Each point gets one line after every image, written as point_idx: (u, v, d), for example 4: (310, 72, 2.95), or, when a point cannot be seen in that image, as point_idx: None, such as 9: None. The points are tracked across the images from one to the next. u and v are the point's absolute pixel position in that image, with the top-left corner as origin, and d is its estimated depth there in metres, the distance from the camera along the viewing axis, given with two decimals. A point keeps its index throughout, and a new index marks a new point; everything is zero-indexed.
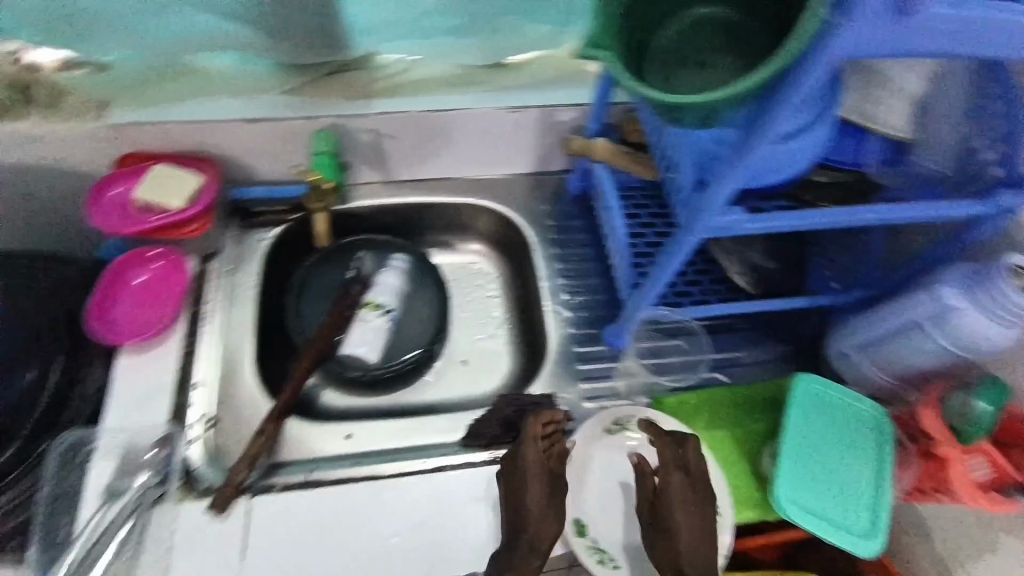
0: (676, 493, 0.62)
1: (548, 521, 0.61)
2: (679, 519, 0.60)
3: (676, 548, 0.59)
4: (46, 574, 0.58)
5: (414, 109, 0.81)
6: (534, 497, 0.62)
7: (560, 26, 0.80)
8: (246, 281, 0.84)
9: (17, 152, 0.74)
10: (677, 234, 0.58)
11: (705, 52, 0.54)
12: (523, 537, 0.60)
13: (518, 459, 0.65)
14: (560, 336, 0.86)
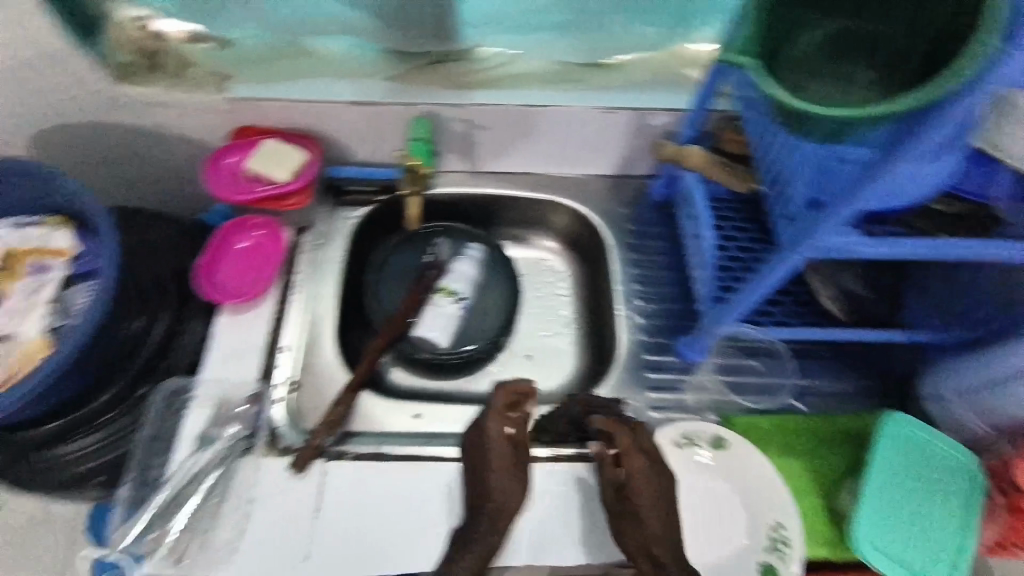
0: (642, 480, 0.62)
1: (510, 491, 0.62)
2: (647, 506, 0.61)
3: (644, 531, 0.60)
4: (138, 510, 0.65)
5: (511, 103, 0.81)
6: (495, 467, 0.63)
7: (665, 28, 0.80)
8: (332, 256, 0.88)
9: (146, 117, 0.81)
10: (779, 252, 0.56)
11: (842, 64, 0.54)
12: (484, 510, 0.61)
13: (478, 433, 0.66)
14: (630, 342, 0.85)
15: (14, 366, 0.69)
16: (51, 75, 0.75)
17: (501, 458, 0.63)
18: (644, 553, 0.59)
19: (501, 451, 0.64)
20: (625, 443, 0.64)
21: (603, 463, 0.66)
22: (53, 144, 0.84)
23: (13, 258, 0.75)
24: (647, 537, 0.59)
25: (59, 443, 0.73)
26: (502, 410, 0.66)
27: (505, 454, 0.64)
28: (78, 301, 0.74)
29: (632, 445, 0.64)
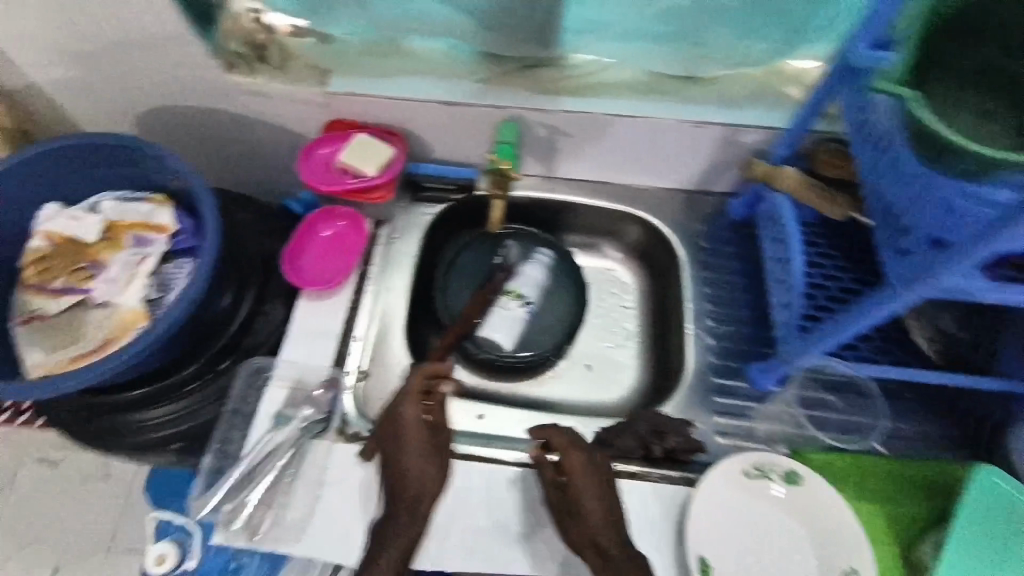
0: (580, 474, 0.64)
1: (430, 481, 0.64)
2: (587, 499, 0.63)
3: (590, 525, 0.62)
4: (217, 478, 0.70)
5: (599, 111, 0.80)
6: (409, 455, 0.64)
7: (777, 46, 0.75)
8: (406, 250, 0.89)
9: (247, 105, 0.85)
10: (892, 289, 0.54)
11: (985, 104, 0.52)
12: (405, 503, 0.62)
13: (393, 421, 0.67)
14: (700, 362, 0.83)
15: (113, 333, 0.73)
16: (165, 60, 0.79)
17: (421, 444, 0.65)
18: (591, 544, 0.61)
19: (421, 438, 0.66)
20: (560, 440, 0.66)
21: (544, 466, 0.67)
22: (164, 123, 0.90)
23: (115, 228, 0.79)
24: (592, 530, 0.61)
25: (140, 410, 0.78)
26: (415, 394, 0.68)
27: (419, 435, 0.66)
28: (176, 277, 0.79)
29: (568, 443, 0.66)
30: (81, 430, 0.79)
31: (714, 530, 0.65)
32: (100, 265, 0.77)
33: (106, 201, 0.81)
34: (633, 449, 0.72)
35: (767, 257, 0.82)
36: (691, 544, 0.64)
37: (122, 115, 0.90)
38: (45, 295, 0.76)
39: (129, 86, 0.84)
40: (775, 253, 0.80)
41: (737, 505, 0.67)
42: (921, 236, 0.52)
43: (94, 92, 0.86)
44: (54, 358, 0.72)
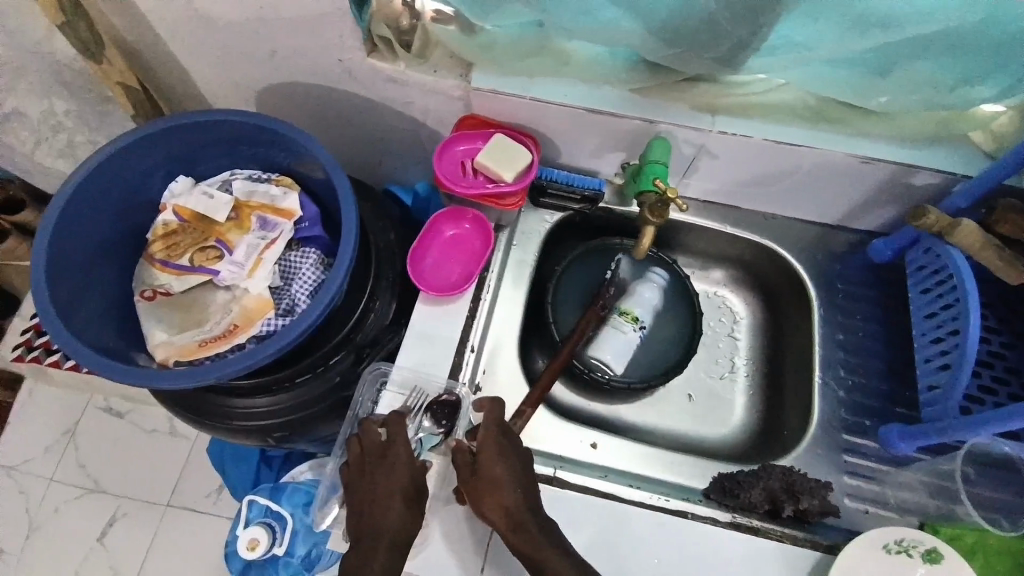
0: (489, 445, 0.65)
1: (401, 519, 0.63)
2: (498, 470, 0.63)
3: (503, 494, 0.62)
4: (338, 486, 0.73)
5: (757, 136, 0.75)
6: (395, 497, 0.64)
7: (986, 89, 0.67)
8: (523, 257, 0.86)
9: (380, 90, 0.82)
10: None
11: None
12: (382, 543, 0.61)
13: (362, 457, 0.68)
14: (826, 414, 0.78)
15: (242, 321, 0.72)
16: (307, 38, 0.76)
17: (408, 485, 0.65)
18: (505, 515, 0.61)
19: (405, 474, 0.66)
20: (486, 406, 0.67)
21: (456, 450, 0.66)
22: (287, 97, 0.88)
23: (243, 209, 0.78)
24: (505, 498, 0.62)
25: (247, 396, 0.76)
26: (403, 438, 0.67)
27: (406, 477, 0.65)
28: (300, 266, 0.76)
29: (494, 415, 0.67)
30: (188, 411, 0.78)
31: None
32: (228, 246, 0.76)
33: (235, 181, 0.79)
34: (758, 502, 0.68)
35: (919, 314, 0.76)
36: None
37: (245, 86, 0.88)
38: (170, 270, 0.75)
39: (261, 59, 0.82)
40: (929, 308, 0.75)
41: None
42: None
43: (223, 60, 0.83)
44: (179, 341, 0.71)
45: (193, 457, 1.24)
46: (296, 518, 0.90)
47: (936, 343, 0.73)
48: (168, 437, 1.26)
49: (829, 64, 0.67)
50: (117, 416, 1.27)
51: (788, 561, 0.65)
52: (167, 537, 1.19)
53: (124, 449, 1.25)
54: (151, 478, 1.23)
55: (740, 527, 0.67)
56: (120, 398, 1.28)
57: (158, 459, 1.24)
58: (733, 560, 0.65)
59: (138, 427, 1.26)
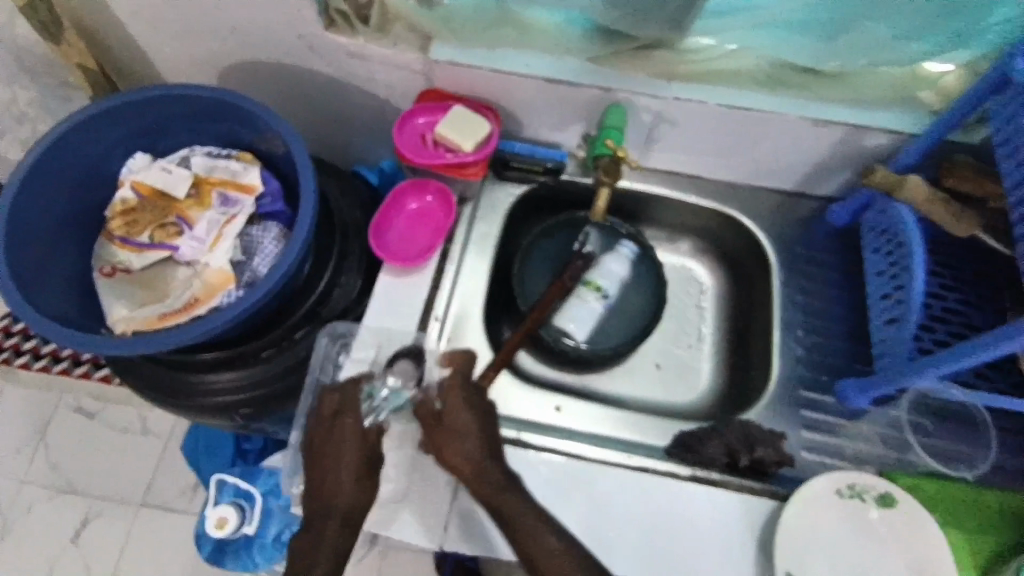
0: (452, 398, 0.68)
1: (354, 492, 0.64)
2: (463, 422, 0.67)
3: (466, 444, 0.65)
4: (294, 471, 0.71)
5: (711, 101, 0.76)
6: (345, 470, 0.65)
7: (930, 48, 0.69)
8: (486, 230, 0.87)
9: (341, 66, 0.81)
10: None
11: None
12: (335, 518, 0.63)
13: (330, 428, 0.67)
14: (787, 374, 0.80)
15: (203, 295, 0.72)
16: (266, 14, 0.76)
17: (358, 458, 0.65)
18: (470, 463, 0.65)
19: (355, 445, 0.66)
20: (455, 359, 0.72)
21: (421, 406, 0.69)
22: (248, 76, 0.88)
23: (204, 186, 0.78)
24: (468, 447, 0.65)
25: (211, 372, 0.76)
26: (359, 406, 0.68)
27: (357, 448, 0.66)
28: (261, 240, 0.76)
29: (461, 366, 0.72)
30: (153, 391, 0.78)
31: (801, 547, 0.63)
32: (188, 222, 0.75)
33: (195, 157, 0.79)
34: (718, 455, 0.71)
35: (872, 271, 0.78)
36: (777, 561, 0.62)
37: (208, 67, 0.88)
38: (130, 248, 0.75)
39: (221, 37, 0.81)
40: (880, 267, 0.77)
41: (831, 526, 0.64)
42: None
43: (183, 39, 0.83)
44: (139, 314, 0.71)
45: (169, 453, 1.23)
46: (267, 498, 0.89)
47: (886, 298, 0.75)
48: (143, 433, 1.24)
49: (777, 27, 0.70)
50: (89, 416, 1.25)
51: (748, 511, 0.67)
52: (146, 532, 1.18)
53: (99, 446, 1.23)
54: (126, 475, 1.21)
55: (699, 480, 0.69)
56: (93, 398, 1.26)
57: (134, 455, 1.23)
58: (695, 514, 0.67)
59: (111, 425, 1.25)
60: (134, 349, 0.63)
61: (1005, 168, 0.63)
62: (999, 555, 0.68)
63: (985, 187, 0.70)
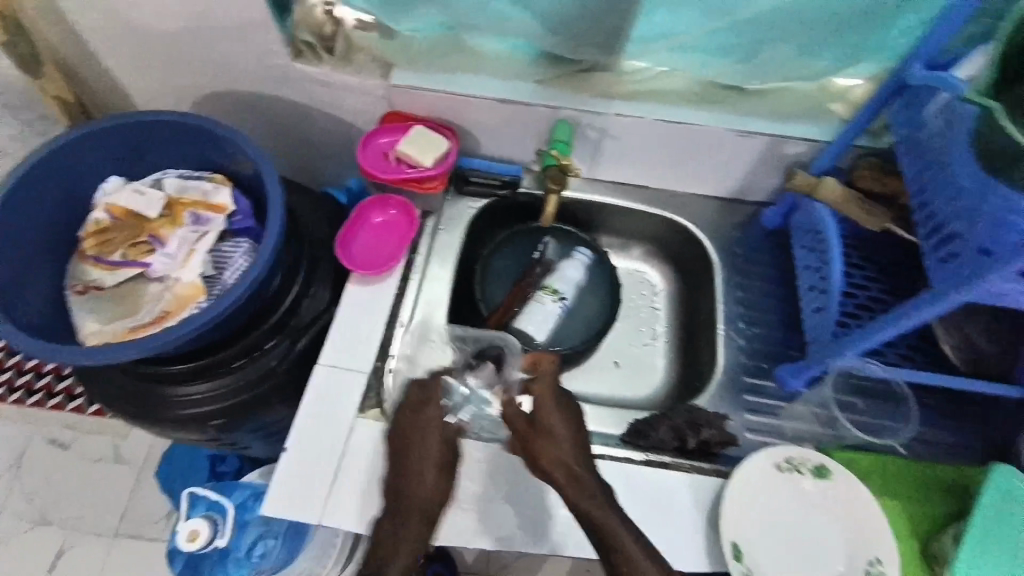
0: (543, 403, 0.70)
1: (433, 484, 0.68)
2: (554, 425, 0.69)
3: (556, 448, 0.67)
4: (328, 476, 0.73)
5: (651, 117, 0.84)
6: (429, 464, 0.69)
7: (831, 64, 0.77)
8: (449, 241, 0.93)
9: (308, 92, 0.87)
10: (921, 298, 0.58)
11: None
12: (415, 510, 0.66)
13: (415, 420, 0.72)
14: (731, 363, 0.87)
15: (173, 307, 0.75)
16: (236, 46, 0.81)
17: (440, 454, 0.70)
18: (562, 469, 0.66)
19: (437, 436, 0.71)
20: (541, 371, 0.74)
21: (511, 413, 0.71)
22: (221, 103, 0.93)
23: (177, 206, 0.81)
24: (561, 453, 0.66)
25: (184, 383, 0.78)
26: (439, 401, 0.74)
27: (437, 443, 0.70)
28: (231, 255, 0.80)
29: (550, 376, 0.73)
30: (128, 405, 0.80)
31: (746, 520, 0.69)
32: (160, 239, 0.78)
33: (167, 179, 0.83)
34: (668, 438, 0.76)
35: (800, 266, 0.86)
36: (724, 531, 0.67)
37: (181, 97, 0.92)
38: (103, 266, 0.78)
39: (193, 68, 0.86)
40: (807, 262, 0.85)
41: (772, 498, 0.70)
42: (972, 246, 0.54)
43: (157, 72, 0.88)
44: (110, 328, 0.74)
45: (145, 480, 1.22)
46: (241, 509, 0.91)
47: (813, 290, 0.82)
48: (118, 463, 1.23)
49: (698, 49, 0.78)
50: (64, 446, 1.24)
51: (698, 489, 0.72)
52: (121, 562, 1.16)
53: (73, 477, 1.21)
54: (100, 504, 1.20)
55: (653, 464, 0.74)
56: (67, 428, 1.25)
57: (109, 484, 1.21)
58: (651, 495, 0.72)
59: (84, 455, 1.23)
60: (96, 359, 0.66)
61: (907, 168, 0.65)
62: (939, 522, 0.73)
63: (894, 185, 0.79)
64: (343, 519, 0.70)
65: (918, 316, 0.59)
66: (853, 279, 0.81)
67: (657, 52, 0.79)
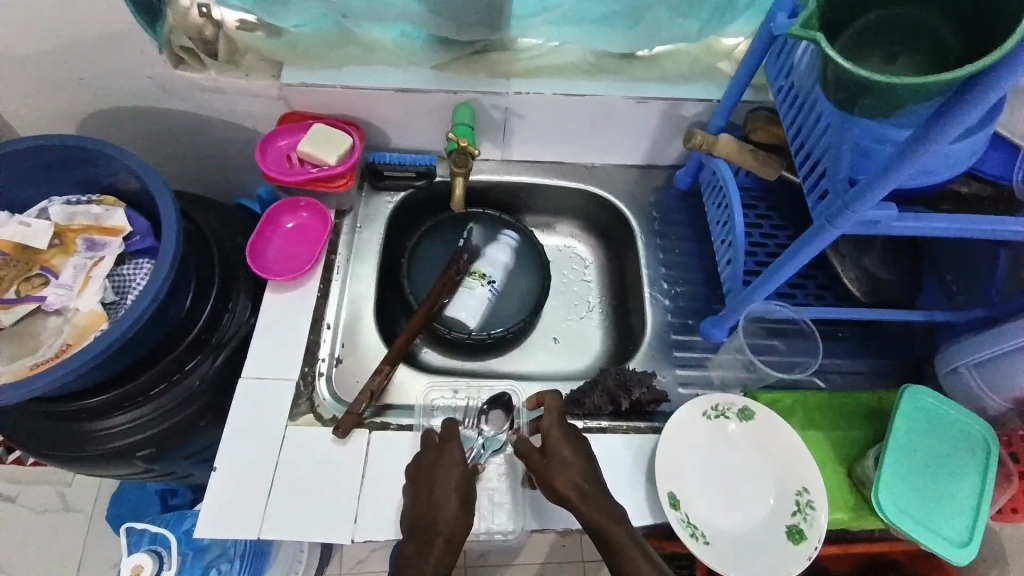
0: (555, 431, 0.69)
1: (456, 514, 0.64)
2: (566, 451, 0.68)
3: (572, 470, 0.66)
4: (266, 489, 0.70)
5: (550, 92, 0.85)
6: (450, 494, 0.65)
7: (707, 24, 0.79)
8: (371, 239, 0.92)
9: (199, 101, 0.84)
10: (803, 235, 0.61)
11: (895, 47, 0.54)
12: (439, 538, 0.63)
13: (439, 453, 0.69)
14: (659, 323, 0.90)
15: (75, 339, 0.71)
16: (113, 61, 0.78)
17: (461, 482, 0.66)
18: (576, 489, 0.65)
19: (457, 472, 0.67)
20: (549, 402, 0.71)
21: (520, 441, 0.69)
22: (111, 121, 0.89)
23: (67, 234, 0.78)
24: (576, 476, 0.66)
25: (103, 417, 0.75)
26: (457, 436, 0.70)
27: (459, 475, 0.67)
28: (133, 276, 0.77)
29: (558, 405, 0.71)
30: (45, 446, 0.76)
31: (677, 468, 0.72)
32: (54, 271, 0.75)
33: (53, 206, 0.79)
34: (603, 404, 0.78)
35: (712, 223, 0.91)
36: (660, 483, 0.71)
37: (68, 120, 0.88)
38: None
39: (73, 89, 0.82)
40: (718, 218, 0.89)
41: (701, 444, 0.74)
42: (839, 178, 0.57)
43: (33, 96, 0.83)
44: (12, 367, 0.70)
45: (96, 525, 1.16)
46: (182, 541, 0.90)
47: (724, 243, 0.86)
48: (64, 511, 1.17)
49: (582, 21, 0.78)
50: (6, 501, 1.17)
51: (633, 446, 0.75)
52: None
53: (18, 532, 1.15)
54: (52, 557, 1.14)
55: (590, 430, 0.77)
56: (7, 481, 1.19)
57: (57, 535, 1.15)
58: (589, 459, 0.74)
59: (28, 509, 1.17)
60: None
61: (786, 116, 0.68)
62: (861, 447, 0.77)
63: (783, 135, 0.82)
64: (281, 529, 0.69)
65: (807, 253, 0.62)
66: (753, 238, 0.89)
67: (536, 30, 0.80)
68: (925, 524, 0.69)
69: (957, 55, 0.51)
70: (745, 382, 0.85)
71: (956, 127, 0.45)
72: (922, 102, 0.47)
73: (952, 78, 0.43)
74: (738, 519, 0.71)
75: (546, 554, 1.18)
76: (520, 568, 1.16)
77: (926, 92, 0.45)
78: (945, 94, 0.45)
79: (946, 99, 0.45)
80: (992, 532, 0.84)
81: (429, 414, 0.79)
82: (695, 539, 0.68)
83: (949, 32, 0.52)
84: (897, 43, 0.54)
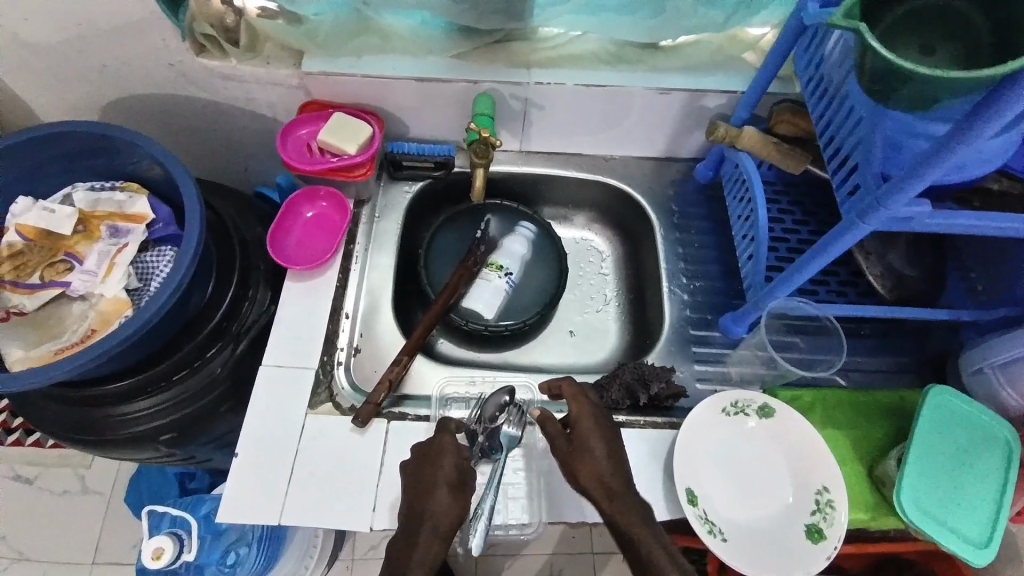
0: (586, 420, 0.69)
1: (448, 505, 0.64)
2: (593, 442, 0.67)
3: (599, 465, 0.66)
4: (284, 476, 0.71)
5: (570, 82, 0.84)
6: (441, 483, 0.65)
7: (733, 13, 0.78)
8: (389, 228, 0.92)
9: (219, 89, 0.84)
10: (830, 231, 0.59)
11: (933, 39, 0.53)
12: (426, 527, 0.63)
13: (428, 443, 0.69)
14: (677, 316, 0.89)
15: (100, 325, 0.73)
16: (134, 48, 0.78)
17: (453, 473, 0.66)
18: (599, 485, 0.65)
19: (450, 458, 0.67)
20: (566, 389, 0.70)
21: (548, 423, 0.69)
22: (131, 108, 0.89)
23: (91, 220, 0.79)
24: (600, 468, 0.65)
25: (125, 402, 0.75)
26: (450, 425, 0.70)
27: (451, 466, 0.66)
28: (157, 265, 0.77)
29: (577, 392, 0.70)
30: (69, 429, 0.77)
31: (695, 466, 0.72)
32: (78, 257, 0.76)
33: (77, 193, 0.79)
34: (621, 398, 0.78)
35: (733, 217, 0.89)
36: (679, 479, 0.70)
37: (89, 107, 0.88)
38: (21, 291, 0.74)
39: (93, 77, 0.82)
40: (740, 211, 0.88)
41: (717, 440, 0.74)
42: (870, 173, 0.55)
43: (54, 84, 0.83)
44: (35, 352, 0.71)
45: (114, 507, 1.18)
46: (201, 525, 0.91)
47: (746, 238, 0.85)
48: (84, 493, 1.19)
49: (607, 10, 0.77)
50: (25, 482, 1.20)
51: (651, 442, 0.75)
52: None
53: (40, 513, 1.18)
54: (72, 538, 1.16)
55: None
56: (28, 464, 1.21)
57: (77, 517, 1.17)
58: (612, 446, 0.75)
59: (48, 490, 1.19)
60: (17, 385, 0.64)
61: (816, 109, 0.67)
62: (882, 448, 0.76)
63: (810, 128, 0.80)
64: (298, 515, 0.69)
65: (835, 249, 0.60)
66: (774, 233, 0.88)
67: (559, 18, 0.79)
68: (943, 524, 0.68)
69: (995, 47, 0.50)
70: (766, 379, 0.83)
71: (998, 122, 0.43)
72: (961, 95, 0.45)
73: (996, 71, 0.41)
74: (753, 513, 0.71)
75: (555, 546, 1.18)
76: (530, 558, 1.17)
77: (967, 84, 0.43)
78: (985, 88, 0.43)
79: (989, 93, 0.43)
80: (1011, 534, 0.83)
81: (444, 405, 0.80)
82: (712, 535, 0.68)
83: (987, 24, 0.51)
84: (935, 34, 0.53)
